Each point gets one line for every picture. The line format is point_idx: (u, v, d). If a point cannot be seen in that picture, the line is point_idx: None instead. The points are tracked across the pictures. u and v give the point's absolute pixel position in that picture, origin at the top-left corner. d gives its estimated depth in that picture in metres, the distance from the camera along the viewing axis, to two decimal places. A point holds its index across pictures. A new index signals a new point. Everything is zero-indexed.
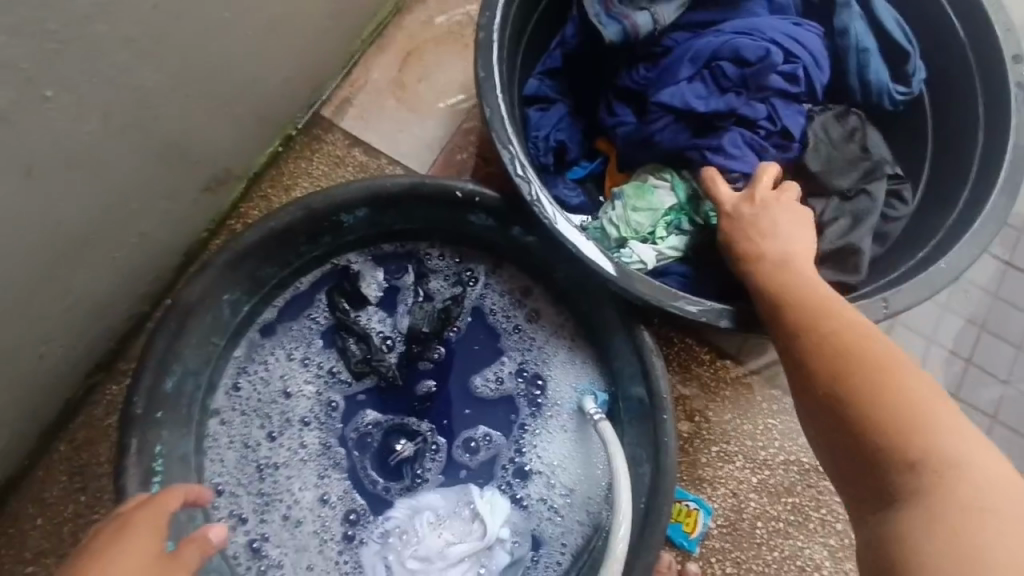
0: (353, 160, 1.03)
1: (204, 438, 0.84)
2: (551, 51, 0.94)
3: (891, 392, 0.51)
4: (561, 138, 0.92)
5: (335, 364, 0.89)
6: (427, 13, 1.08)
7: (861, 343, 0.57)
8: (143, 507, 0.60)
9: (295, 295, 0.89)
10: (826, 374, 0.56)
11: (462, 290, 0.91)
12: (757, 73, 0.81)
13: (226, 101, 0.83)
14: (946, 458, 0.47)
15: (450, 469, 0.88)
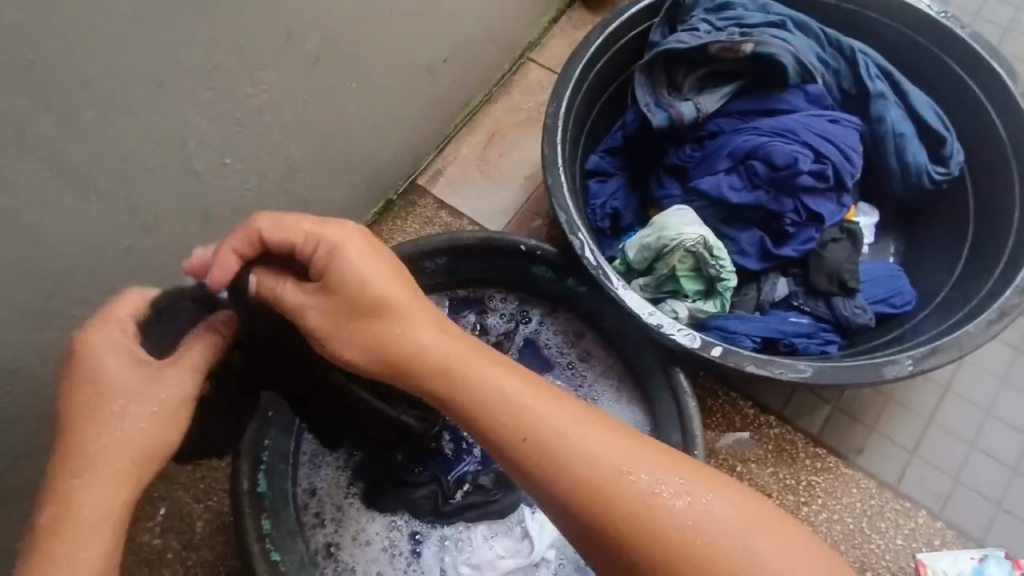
0: (440, 221, 1.22)
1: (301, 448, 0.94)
2: (615, 132, 1.10)
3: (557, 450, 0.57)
4: (617, 206, 1.07)
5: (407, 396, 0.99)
6: (510, 104, 1.30)
7: (454, 359, 0.61)
8: (300, 230, 0.63)
9: None
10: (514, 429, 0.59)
11: (517, 327, 1.05)
12: (785, 176, 0.92)
13: (349, 171, 1.06)
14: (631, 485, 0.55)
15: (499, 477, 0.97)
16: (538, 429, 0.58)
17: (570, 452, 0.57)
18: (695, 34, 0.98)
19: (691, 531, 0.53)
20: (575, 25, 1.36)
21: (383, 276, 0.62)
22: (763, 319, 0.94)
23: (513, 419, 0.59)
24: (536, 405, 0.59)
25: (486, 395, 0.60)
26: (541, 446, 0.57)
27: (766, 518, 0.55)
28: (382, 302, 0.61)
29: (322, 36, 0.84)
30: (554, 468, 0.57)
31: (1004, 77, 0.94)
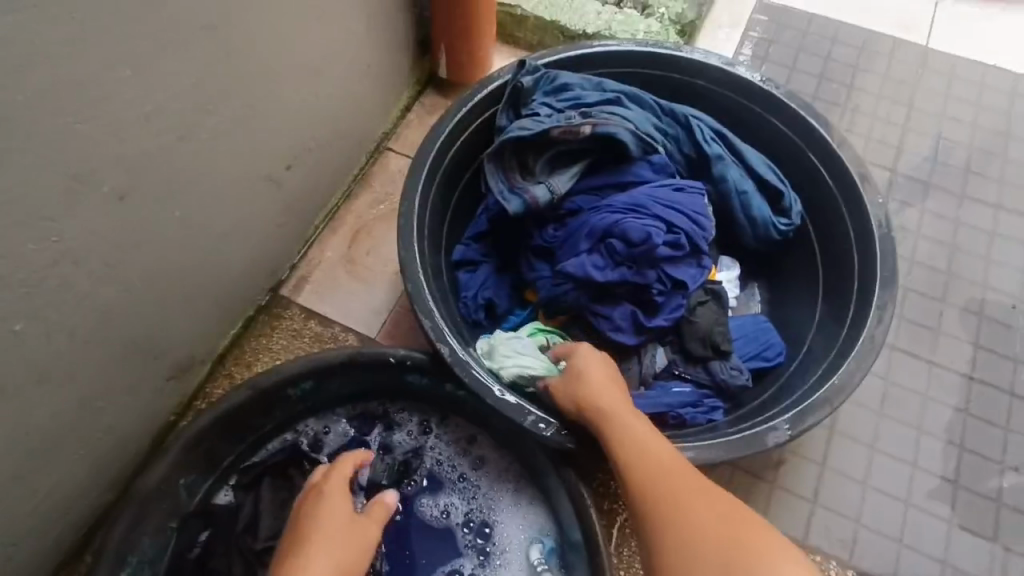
0: (309, 332, 1.13)
1: None
2: (479, 217, 1.07)
3: (680, 480, 0.68)
4: (488, 294, 1.03)
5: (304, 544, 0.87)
6: (372, 197, 1.25)
7: (619, 409, 0.78)
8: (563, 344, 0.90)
9: (240, 480, 0.92)
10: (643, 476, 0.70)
11: (424, 440, 0.97)
12: (643, 250, 0.92)
13: (191, 299, 0.95)
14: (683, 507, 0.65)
15: None
16: (672, 470, 0.70)
17: (686, 479, 0.68)
18: (536, 119, 0.98)
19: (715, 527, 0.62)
20: (429, 109, 1.35)
21: (612, 392, 0.81)
22: (647, 394, 0.92)
23: (653, 464, 0.71)
24: (657, 458, 0.72)
25: (661, 445, 0.74)
26: (665, 517, 0.65)
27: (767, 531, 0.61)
28: (594, 373, 0.83)
29: (125, 167, 0.75)
30: (673, 537, 0.63)
31: (821, 131, 1.00)
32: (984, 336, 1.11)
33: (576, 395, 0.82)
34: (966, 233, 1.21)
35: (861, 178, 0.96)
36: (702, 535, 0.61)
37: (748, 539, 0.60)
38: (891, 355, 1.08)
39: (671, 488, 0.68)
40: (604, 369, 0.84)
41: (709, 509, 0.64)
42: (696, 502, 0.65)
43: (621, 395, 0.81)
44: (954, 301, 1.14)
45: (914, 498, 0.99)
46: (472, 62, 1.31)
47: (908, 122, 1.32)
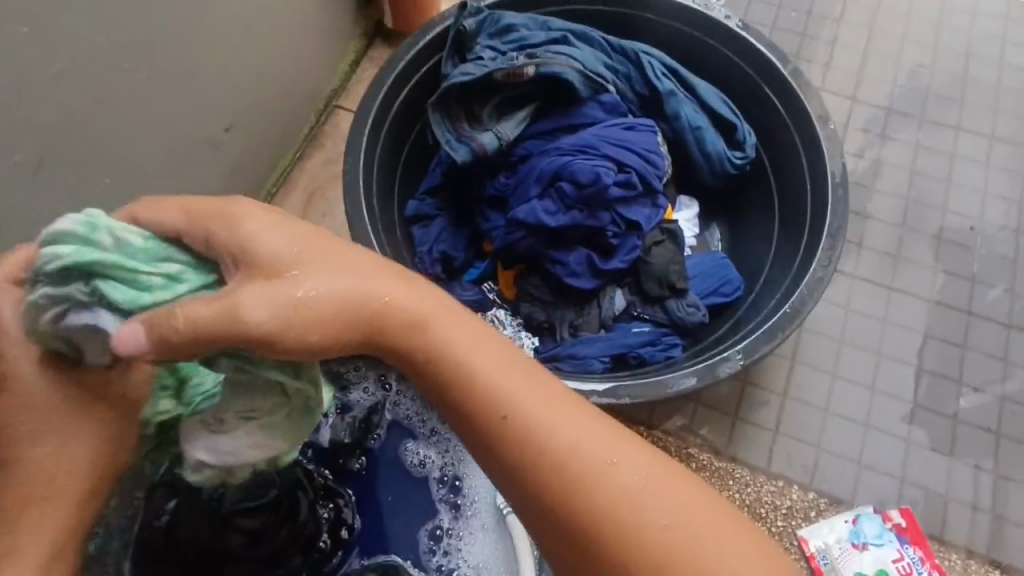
0: None
1: None
2: (432, 171, 1.05)
3: (562, 443, 0.49)
4: (445, 248, 1.02)
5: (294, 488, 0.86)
6: (324, 157, 1.22)
7: (446, 334, 0.52)
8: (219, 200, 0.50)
9: None
10: (513, 446, 0.50)
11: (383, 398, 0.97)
12: (594, 193, 0.91)
13: None
14: (583, 480, 0.48)
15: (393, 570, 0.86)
16: (549, 428, 0.50)
17: (568, 442, 0.49)
18: (479, 63, 0.95)
19: (628, 503, 0.48)
20: (378, 63, 1.30)
21: (385, 284, 0.52)
22: (606, 337, 0.93)
23: (525, 426, 0.50)
24: (537, 405, 0.50)
25: (521, 393, 0.51)
26: (567, 504, 0.48)
27: (676, 482, 0.50)
28: (375, 288, 0.51)
29: (42, 130, 0.72)
30: (580, 528, 0.48)
31: (772, 58, 0.98)
32: (944, 260, 1.12)
33: (322, 308, 0.48)
34: (927, 158, 1.20)
35: (813, 104, 0.94)
36: (609, 522, 0.48)
37: (668, 511, 0.48)
38: (852, 284, 1.09)
39: (558, 464, 0.49)
40: (332, 255, 0.51)
41: (616, 476, 0.49)
42: (591, 472, 0.49)
43: (408, 285, 0.53)
44: (914, 226, 1.14)
45: (874, 421, 1.01)
46: (419, 10, 1.26)
47: (869, 47, 1.29)
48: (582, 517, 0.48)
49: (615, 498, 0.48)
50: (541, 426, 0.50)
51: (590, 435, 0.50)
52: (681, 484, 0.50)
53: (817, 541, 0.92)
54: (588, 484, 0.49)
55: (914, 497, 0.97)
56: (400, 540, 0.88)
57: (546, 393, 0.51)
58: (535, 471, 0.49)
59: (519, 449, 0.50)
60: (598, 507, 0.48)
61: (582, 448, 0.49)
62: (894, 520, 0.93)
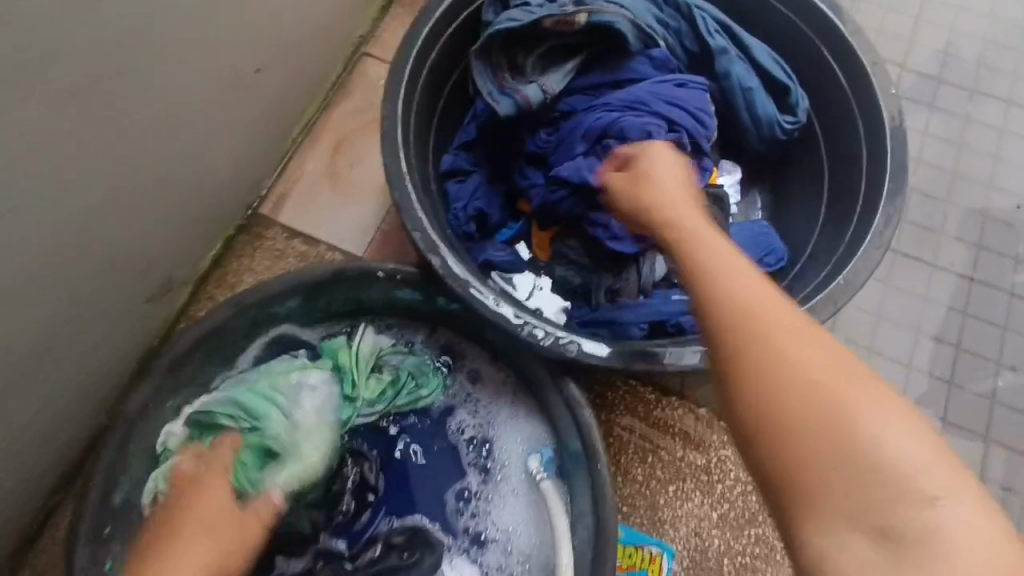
0: (294, 251, 1.09)
1: None
2: (467, 125, 1.01)
3: (736, 301, 0.52)
4: (479, 206, 0.99)
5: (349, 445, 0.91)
6: (350, 107, 1.17)
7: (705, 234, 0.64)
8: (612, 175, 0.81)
9: None
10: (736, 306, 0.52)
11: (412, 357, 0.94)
12: None
13: (157, 217, 0.90)
14: (731, 328, 0.51)
15: (421, 532, 0.86)
16: (732, 289, 0.54)
17: (742, 299, 0.52)
18: (525, 9, 0.89)
19: (782, 362, 0.48)
20: (409, 8, 1.24)
21: (683, 202, 0.72)
22: (646, 304, 0.91)
23: (730, 287, 0.54)
24: (738, 275, 0.55)
25: (735, 281, 0.55)
26: (739, 346, 0.50)
27: (864, 382, 0.46)
28: (682, 207, 0.71)
29: (72, 67, 0.68)
30: (749, 370, 0.48)
31: (833, 17, 0.93)
32: (988, 238, 1.09)
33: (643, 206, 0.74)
34: (978, 133, 1.16)
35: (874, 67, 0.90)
36: (778, 375, 0.47)
37: (838, 399, 0.45)
38: (894, 260, 1.06)
39: (738, 318, 0.51)
40: (666, 189, 0.74)
41: (779, 340, 0.48)
42: (749, 327, 0.50)
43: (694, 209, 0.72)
44: (960, 202, 1.10)
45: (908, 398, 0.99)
46: None
47: (924, 13, 1.23)
48: (762, 368, 0.48)
49: (773, 351, 0.48)
50: (744, 289, 0.53)
51: (786, 308, 0.51)
52: (861, 382, 0.47)
53: None
54: (755, 336, 0.50)
55: None
56: (429, 500, 0.88)
57: (761, 288, 0.53)
58: (721, 326, 0.52)
59: (721, 314, 0.52)
60: (754, 358, 0.49)
61: (753, 305, 0.52)
62: None
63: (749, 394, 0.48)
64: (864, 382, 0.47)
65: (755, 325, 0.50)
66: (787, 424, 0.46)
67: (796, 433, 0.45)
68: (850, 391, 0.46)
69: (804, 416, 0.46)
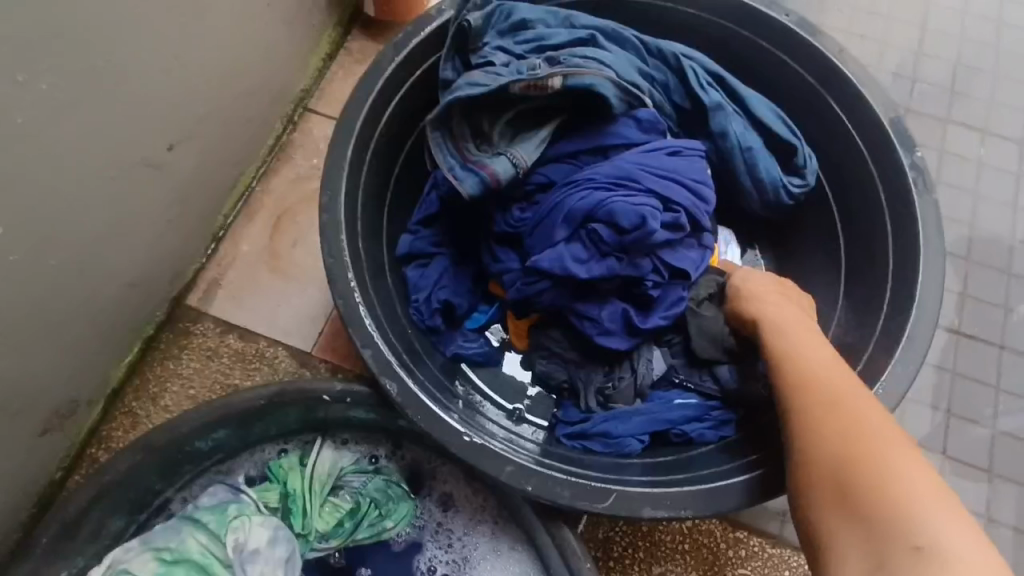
0: (228, 348, 0.92)
1: None
2: (428, 193, 0.87)
3: (818, 388, 0.63)
4: (445, 295, 0.84)
5: None
6: (292, 173, 1.02)
7: (792, 335, 0.70)
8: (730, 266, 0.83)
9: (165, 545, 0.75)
10: (835, 400, 0.61)
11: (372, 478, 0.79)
12: (636, 240, 0.73)
13: (52, 336, 0.74)
14: (849, 420, 0.58)
15: None
16: (812, 376, 0.64)
17: (843, 397, 0.61)
18: (491, 71, 0.76)
19: (868, 450, 0.55)
20: (358, 55, 1.10)
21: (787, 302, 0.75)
22: (643, 412, 0.77)
23: (823, 380, 0.64)
24: (832, 372, 0.64)
25: (816, 373, 0.65)
26: (810, 445, 0.59)
27: (918, 474, 0.53)
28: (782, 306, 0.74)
29: None
30: (829, 468, 0.56)
31: (847, 71, 0.82)
32: None
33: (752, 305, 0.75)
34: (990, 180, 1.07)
35: (897, 129, 0.80)
36: (855, 468, 0.55)
37: (885, 492, 0.52)
38: None
39: (843, 421, 0.59)
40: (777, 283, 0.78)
41: (868, 425, 0.58)
42: (837, 416, 0.59)
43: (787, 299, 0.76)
44: None
45: None
46: None
47: (922, 49, 1.15)
48: (854, 465, 0.55)
49: (874, 438, 0.56)
50: (829, 379, 0.64)
51: (844, 394, 0.61)
52: (925, 477, 0.52)
53: None
54: (844, 425, 0.58)
55: None
56: None
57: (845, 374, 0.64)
58: (847, 415, 0.59)
59: (831, 401, 0.61)
60: (854, 447, 0.56)
61: (855, 403, 0.60)
62: None
63: (826, 501, 0.55)
64: (928, 480, 0.52)
65: (853, 416, 0.59)
66: (856, 523, 0.52)
67: (849, 536, 0.52)
68: (916, 488, 0.51)
69: (865, 514, 0.52)
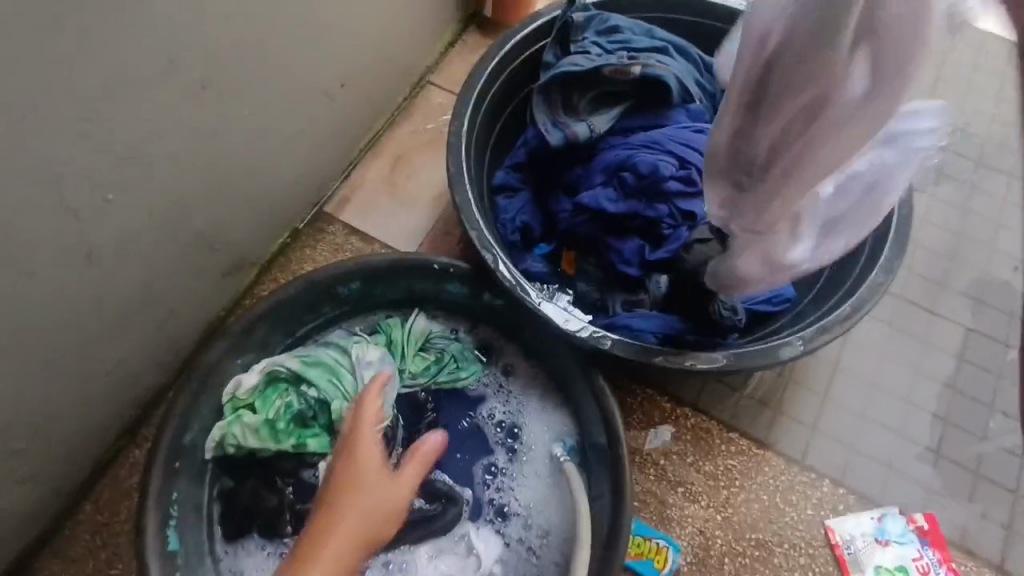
0: (350, 246, 1.20)
1: (213, 525, 0.91)
2: (517, 149, 1.12)
3: None
4: (526, 219, 1.09)
5: (397, 425, 0.98)
6: (411, 127, 1.31)
7: None
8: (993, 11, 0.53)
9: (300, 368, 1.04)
10: None
11: (455, 343, 1.04)
12: (651, 184, 0.99)
13: (246, 202, 1.02)
14: None
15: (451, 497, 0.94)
16: None
17: None
18: (587, 57, 1.03)
19: None
20: (472, 48, 1.39)
21: None
22: (661, 316, 1.00)
23: None
24: None
25: None
26: None
27: None
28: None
29: (204, 61, 0.81)
30: None
31: None
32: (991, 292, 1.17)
33: None
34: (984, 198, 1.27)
35: None
36: None
37: None
38: (899, 305, 1.15)
39: None
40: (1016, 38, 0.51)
41: None
42: None
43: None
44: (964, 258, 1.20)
45: (907, 430, 1.06)
46: (516, 2, 1.37)
47: None
48: None
49: None
50: None
51: None
52: None
53: (841, 533, 0.99)
54: None
55: (937, 506, 1.02)
56: (461, 473, 0.96)
57: None
58: None
59: None
60: None
61: None
62: (917, 522, 0.99)
63: None
64: None
65: None
66: None
67: None
68: None
69: None
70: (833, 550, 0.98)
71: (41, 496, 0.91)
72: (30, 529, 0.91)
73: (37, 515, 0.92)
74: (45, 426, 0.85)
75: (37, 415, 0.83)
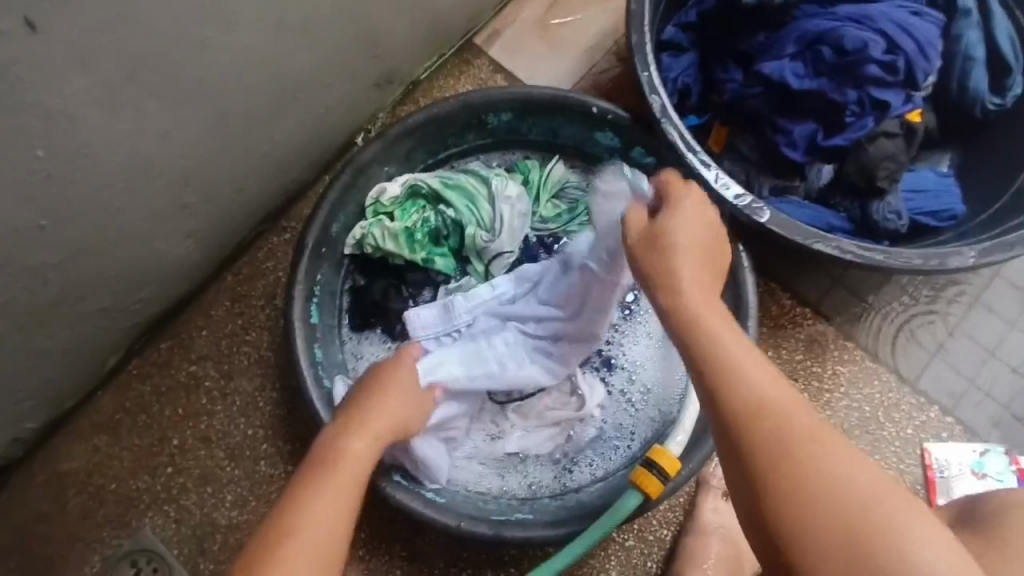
0: (494, 84, 1.17)
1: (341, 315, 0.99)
2: (688, 9, 1.04)
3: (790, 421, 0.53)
4: (688, 82, 1.02)
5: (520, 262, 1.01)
6: None
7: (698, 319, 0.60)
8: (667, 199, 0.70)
9: None
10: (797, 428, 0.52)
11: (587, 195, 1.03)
12: (853, 63, 0.91)
13: (412, 11, 0.98)
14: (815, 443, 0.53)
15: None
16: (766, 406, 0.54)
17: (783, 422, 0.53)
18: None
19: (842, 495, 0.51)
20: None
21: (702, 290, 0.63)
22: (815, 208, 0.96)
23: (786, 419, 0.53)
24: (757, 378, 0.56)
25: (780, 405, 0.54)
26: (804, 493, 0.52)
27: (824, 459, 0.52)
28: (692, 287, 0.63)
29: None
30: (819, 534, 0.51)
31: None
32: None
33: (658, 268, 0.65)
34: None
35: None
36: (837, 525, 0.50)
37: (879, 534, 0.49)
38: None
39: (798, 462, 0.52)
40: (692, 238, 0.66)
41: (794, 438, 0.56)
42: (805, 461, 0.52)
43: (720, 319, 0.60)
44: None
45: None
46: None
47: None
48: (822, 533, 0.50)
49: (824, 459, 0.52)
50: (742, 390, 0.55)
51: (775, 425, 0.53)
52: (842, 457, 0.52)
53: (938, 456, 0.99)
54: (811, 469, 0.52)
55: None
56: None
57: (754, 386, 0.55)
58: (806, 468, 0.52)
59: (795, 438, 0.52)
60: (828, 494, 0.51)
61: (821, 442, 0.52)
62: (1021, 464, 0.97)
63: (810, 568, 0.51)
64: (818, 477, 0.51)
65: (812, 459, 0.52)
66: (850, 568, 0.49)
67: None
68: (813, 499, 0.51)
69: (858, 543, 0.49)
70: (924, 470, 0.98)
71: (195, 258, 0.98)
72: (183, 285, 1.00)
73: (190, 275, 1.00)
74: (210, 191, 0.90)
75: (205, 178, 0.87)
